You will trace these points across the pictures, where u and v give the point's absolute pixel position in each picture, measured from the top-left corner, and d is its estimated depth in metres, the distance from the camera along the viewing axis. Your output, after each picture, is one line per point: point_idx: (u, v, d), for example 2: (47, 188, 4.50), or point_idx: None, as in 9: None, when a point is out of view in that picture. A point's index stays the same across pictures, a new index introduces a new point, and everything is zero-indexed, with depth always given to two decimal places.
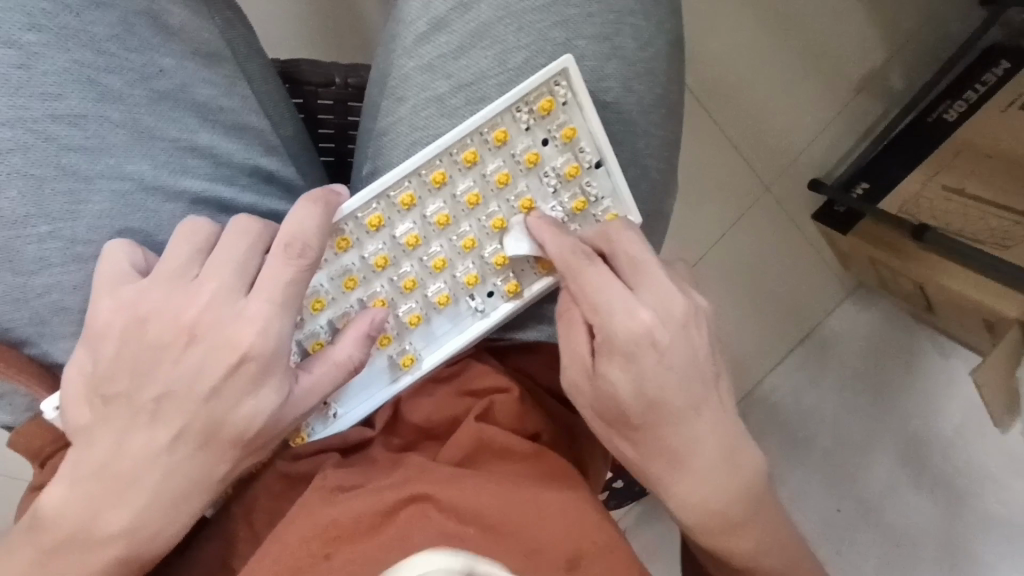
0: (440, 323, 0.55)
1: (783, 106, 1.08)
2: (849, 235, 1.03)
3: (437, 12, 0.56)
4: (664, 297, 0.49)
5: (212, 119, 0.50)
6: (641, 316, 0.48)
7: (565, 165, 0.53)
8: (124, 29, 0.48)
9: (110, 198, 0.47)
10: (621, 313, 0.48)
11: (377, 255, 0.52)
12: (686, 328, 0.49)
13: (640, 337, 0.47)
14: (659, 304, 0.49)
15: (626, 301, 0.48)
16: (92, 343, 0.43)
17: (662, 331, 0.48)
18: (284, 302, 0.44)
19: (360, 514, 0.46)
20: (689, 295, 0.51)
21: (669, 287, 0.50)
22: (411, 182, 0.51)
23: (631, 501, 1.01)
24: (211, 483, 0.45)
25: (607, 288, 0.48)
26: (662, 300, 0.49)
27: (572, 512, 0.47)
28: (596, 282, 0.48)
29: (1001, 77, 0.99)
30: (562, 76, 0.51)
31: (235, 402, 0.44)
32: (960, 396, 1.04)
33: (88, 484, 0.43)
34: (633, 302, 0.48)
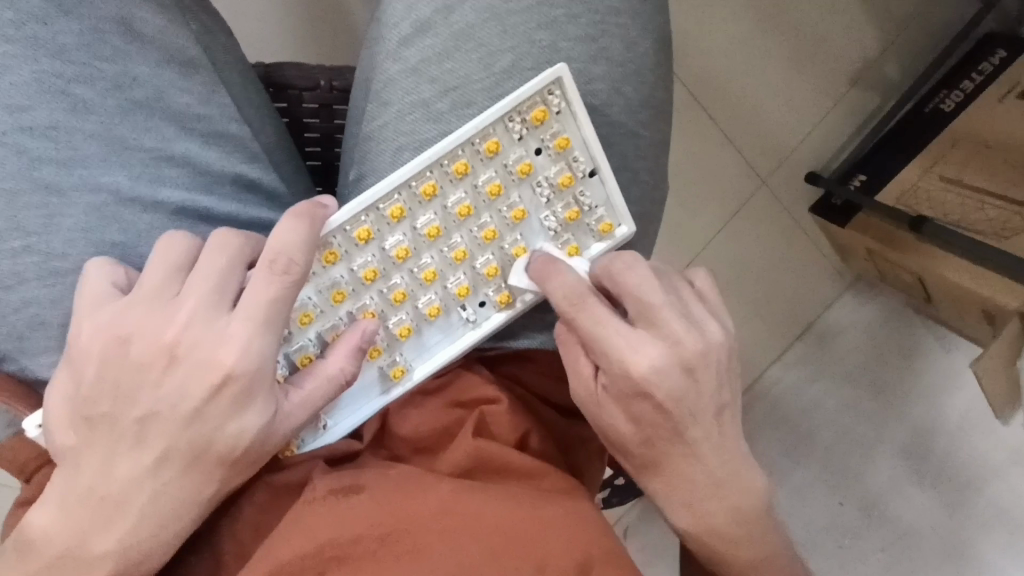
0: (431, 334, 0.54)
1: (777, 101, 1.07)
2: (847, 227, 1.03)
3: (422, 16, 0.55)
4: (680, 337, 0.47)
5: (190, 128, 0.49)
6: (651, 357, 0.46)
7: (558, 174, 0.53)
8: (95, 37, 0.47)
9: (86, 212, 0.46)
10: (631, 354, 0.46)
11: (366, 268, 0.51)
12: (695, 369, 0.47)
13: (646, 375, 0.46)
14: (671, 344, 0.47)
15: (637, 337, 0.47)
16: (73, 364, 0.42)
17: (676, 373, 0.47)
18: (267, 317, 0.43)
19: (359, 536, 0.45)
20: (705, 329, 0.48)
21: (678, 325, 0.47)
22: (401, 194, 0.50)
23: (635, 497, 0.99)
24: (198, 503, 0.43)
25: (614, 325, 0.47)
26: (674, 339, 0.47)
27: (573, 533, 0.46)
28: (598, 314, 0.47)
29: (999, 66, 0.98)
30: (556, 85, 0.50)
31: (221, 421, 0.42)
32: (960, 386, 1.04)
33: (77, 505, 0.42)
34: (642, 341, 0.47)
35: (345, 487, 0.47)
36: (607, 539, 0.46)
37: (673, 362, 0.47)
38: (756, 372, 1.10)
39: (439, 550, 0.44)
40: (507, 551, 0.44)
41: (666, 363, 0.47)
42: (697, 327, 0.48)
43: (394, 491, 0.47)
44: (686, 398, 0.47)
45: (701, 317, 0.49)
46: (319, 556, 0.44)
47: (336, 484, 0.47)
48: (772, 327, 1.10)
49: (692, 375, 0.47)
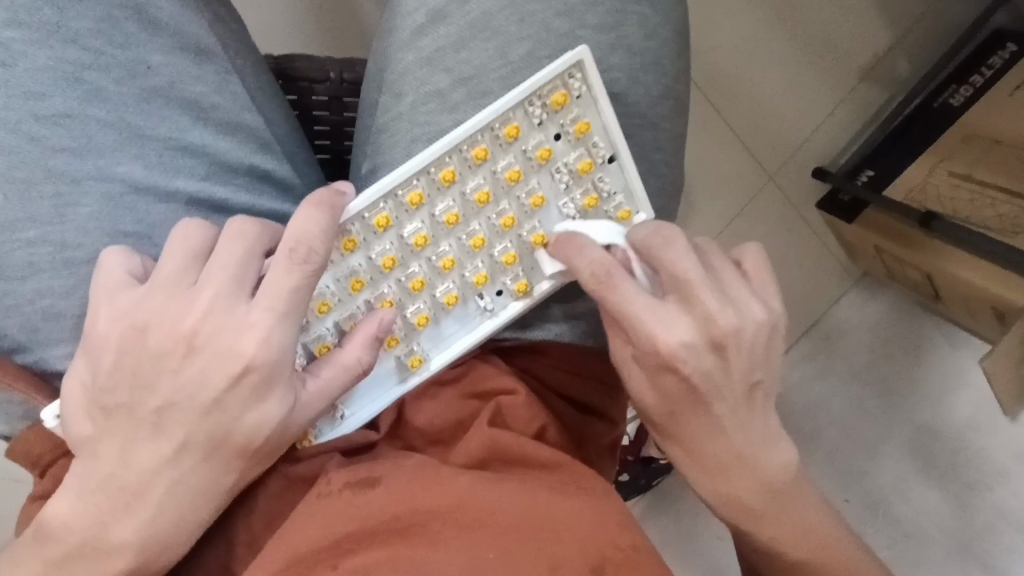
0: (448, 324, 0.54)
1: (789, 95, 1.06)
2: (855, 223, 1.02)
3: (438, 3, 0.55)
4: (716, 314, 0.45)
5: (204, 116, 0.49)
6: (681, 333, 0.45)
7: (577, 160, 0.52)
8: (109, 24, 0.46)
9: (100, 201, 0.46)
10: (661, 327, 0.45)
11: (384, 256, 0.50)
12: (728, 346, 0.45)
13: (675, 351, 0.45)
14: (702, 321, 0.45)
15: (669, 311, 0.45)
16: (90, 354, 0.42)
17: (708, 351, 0.45)
18: (287, 308, 0.42)
19: (374, 528, 0.44)
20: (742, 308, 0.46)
21: (713, 302, 0.45)
22: (420, 180, 0.49)
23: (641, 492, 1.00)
24: (216, 494, 0.43)
25: (644, 299, 0.45)
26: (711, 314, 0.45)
27: (588, 524, 0.45)
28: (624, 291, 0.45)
29: (1008, 60, 0.97)
30: (577, 68, 0.50)
31: (240, 412, 0.42)
32: (968, 382, 1.03)
33: (95, 497, 0.41)
34: (673, 317, 0.45)
35: (362, 478, 0.47)
36: (626, 529, 0.46)
37: (705, 339, 0.45)
38: None
39: (455, 546, 0.43)
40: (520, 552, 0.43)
41: (698, 341, 0.45)
42: (734, 304, 0.46)
43: (410, 481, 0.46)
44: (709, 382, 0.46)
45: (742, 296, 0.46)
46: (332, 550, 0.44)
47: (352, 476, 0.47)
48: None
49: (728, 358, 0.46)
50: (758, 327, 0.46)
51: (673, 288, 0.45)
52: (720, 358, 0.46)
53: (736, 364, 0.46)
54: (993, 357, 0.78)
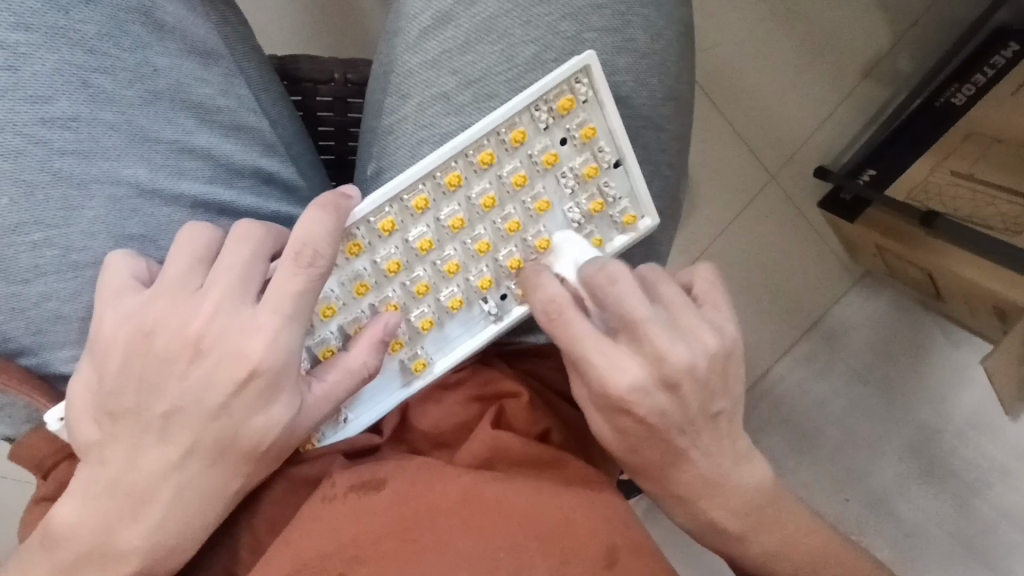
0: (452, 327, 0.54)
1: (791, 95, 1.06)
2: (855, 222, 1.01)
3: (443, 6, 0.55)
4: (668, 353, 0.44)
5: (210, 119, 0.49)
6: (630, 374, 0.44)
7: (582, 165, 0.52)
8: (116, 27, 0.46)
9: (106, 204, 0.46)
10: (609, 370, 0.44)
11: (389, 260, 0.50)
12: (679, 383, 0.44)
13: (627, 393, 0.44)
14: (653, 360, 0.44)
15: (618, 352, 0.44)
16: (95, 358, 0.42)
17: (659, 389, 0.44)
18: (293, 311, 0.42)
19: (379, 531, 0.44)
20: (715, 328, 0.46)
21: (663, 340, 0.43)
22: (425, 184, 0.49)
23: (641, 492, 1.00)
24: (223, 498, 0.43)
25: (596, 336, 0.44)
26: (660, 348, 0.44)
27: (594, 523, 0.45)
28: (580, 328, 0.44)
29: (1011, 60, 0.97)
30: (584, 73, 0.50)
31: (246, 416, 0.42)
32: (969, 382, 1.03)
33: (100, 500, 0.41)
34: (625, 356, 0.44)
35: (364, 483, 0.47)
36: (631, 529, 0.46)
37: (654, 377, 0.44)
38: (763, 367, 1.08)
39: (465, 544, 0.43)
40: (530, 544, 0.43)
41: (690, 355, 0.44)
42: (686, 339, 0.44)
43: (412, 485, 0.46)
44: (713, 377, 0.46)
45: (687, 329, 0.45)
46: (339, 556, 0.43)
47: (355, 480, 0.48)
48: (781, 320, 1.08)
49: (682, 394, 0.45)
50: (711, 358, 0.45)
51: (624, 327, 0.44)
52: (674, 396, 0.45)
53: (692, 399, 0.45)
54: (994, 357, 0.77)
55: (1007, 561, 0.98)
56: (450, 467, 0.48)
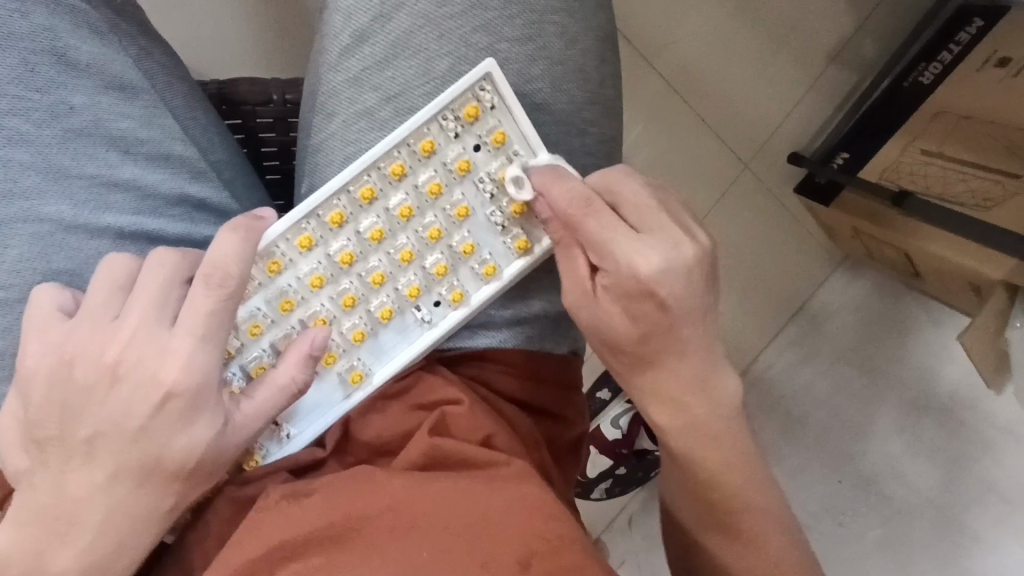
0: (387, 336, 0.55)
1: (746, 85, 1.06)
2: (832, 207, 1.03)
3: (360, 25, 0.56)
4: (646, 258, 0.46)
5: (132, 152, 0.50)
6: (659, 259, 0.46)
7: (499, 169, 0.52)
8: (27, 70, 0.47)
9: (28, 241, 0.47)
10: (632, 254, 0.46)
11: (312, 275, 0.51)
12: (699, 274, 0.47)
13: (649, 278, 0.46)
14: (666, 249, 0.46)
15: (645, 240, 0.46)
16: (21, 390, 0.43)
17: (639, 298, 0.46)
18: (206, 332, 0.44)
19: (314, 538, 0.45)
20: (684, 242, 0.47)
21: (681, 233, 0.47)
22: (341, 199, 0.51)
23: (634, 487, 1.07)
24: (158, 516, 0.44)
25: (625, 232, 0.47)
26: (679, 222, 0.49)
27: (517, 523, 0.45)
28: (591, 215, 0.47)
29: (976, 35, 0.94)
30: (487, 81, 0.51)
31: (168, 437, 0.43)
32: (949, 358, 1.04)
33: (32, 526, 0.43)
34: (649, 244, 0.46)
35: (298, 491, 0.48)
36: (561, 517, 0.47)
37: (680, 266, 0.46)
38: (753, 353, 1.10)
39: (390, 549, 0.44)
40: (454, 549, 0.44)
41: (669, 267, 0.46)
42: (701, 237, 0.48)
43: (345, 490, 0.47)
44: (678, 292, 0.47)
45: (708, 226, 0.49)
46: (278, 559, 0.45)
47: (290, 489, 0.49)
48: (765, 309, 1.11)
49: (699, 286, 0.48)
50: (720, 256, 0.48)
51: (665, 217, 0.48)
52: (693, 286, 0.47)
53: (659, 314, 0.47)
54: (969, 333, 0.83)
55: (1001, 539, 0.96)
56: (382, 474, 0.48)
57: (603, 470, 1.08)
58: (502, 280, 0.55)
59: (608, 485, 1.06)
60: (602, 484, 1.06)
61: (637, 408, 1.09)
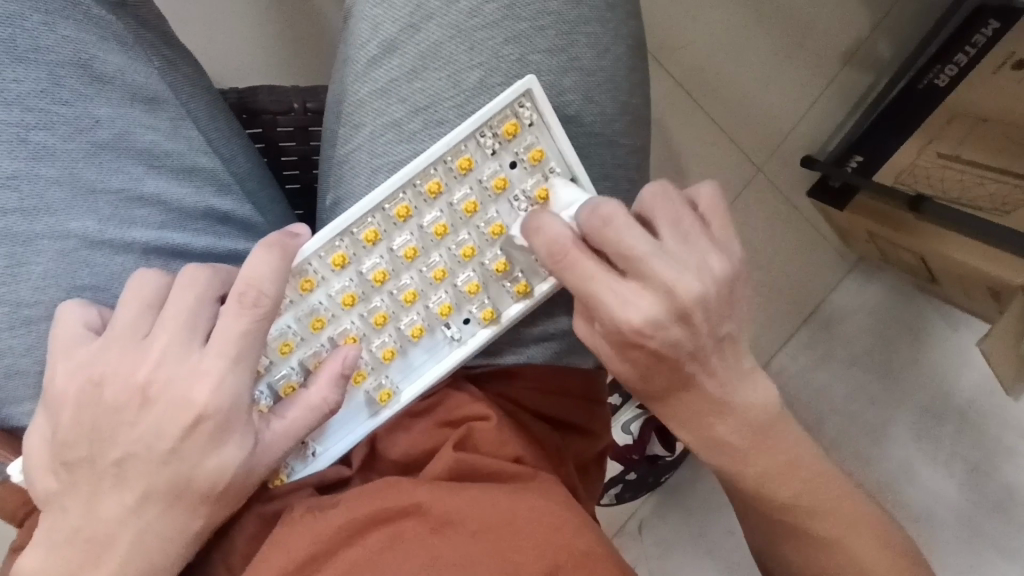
0: (416, 354, 0.54)
1: (766, 89, 1.04)
2: (846, 210, 1.01)
3: (388, 36, 0.54)
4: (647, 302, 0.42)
5: (158, 165, 0.49)
6: (644, 309, 0.42)
7: (535, 187, 0.51)
8: (52, 83, 0.46)
9: (55, 258, 0.46)
10: (616, 305, 0.42)
11: (344, 292, 0.50)
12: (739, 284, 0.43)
13: (638, 328, 0.42)
14: (664, 294, 0.42)
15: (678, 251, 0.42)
16: (50, 409, 0.42)
17: (674, 322, 0.42)
18: (238, 353, 0.42)
19: (337, 548, 0.44)
20: (703, 265, 0.43)
21: (670, 270, 0.42)
22: (375, 217, 0.50)
23: (644, 492, 1.05)
24: (187, 540, 0.43)
25: (602, 276, 0.42)
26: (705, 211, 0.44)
27: (548, 523, 0.44)
28: (627, 233, 0.42)
29: (992, 37, 0.96)
30: (526, 96, 0.50)
31: (198, 460, 0.42)
32: (967, 364, 1.02)
33: (61, 547, 0.41)
34: (633, 292, 0.42)
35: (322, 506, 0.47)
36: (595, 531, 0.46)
37: (668, 312, 0.42)
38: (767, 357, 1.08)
39: (412, 544, 0.43)
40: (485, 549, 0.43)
41: (661, 315, 0.42)
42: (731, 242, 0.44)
43: (369, 499, 0.46)
44: (683, 344, 0.43)
45: (702, 251, 0.43)
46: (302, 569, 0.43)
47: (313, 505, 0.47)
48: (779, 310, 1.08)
49: (695, 325, 0.43)
50: (720, 285, 0.43)
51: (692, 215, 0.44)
52: (687, 328, 0.43)
53: (704, 328, 0.43)
54: (989, 338, 0.77)
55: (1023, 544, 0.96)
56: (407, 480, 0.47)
57: (611, 476, 1.04)
58: (535, 298, 0.54)
59: (617, 491, 1.03)
60: (613, 489, 1.04)
61: (648, 414, 1.03)
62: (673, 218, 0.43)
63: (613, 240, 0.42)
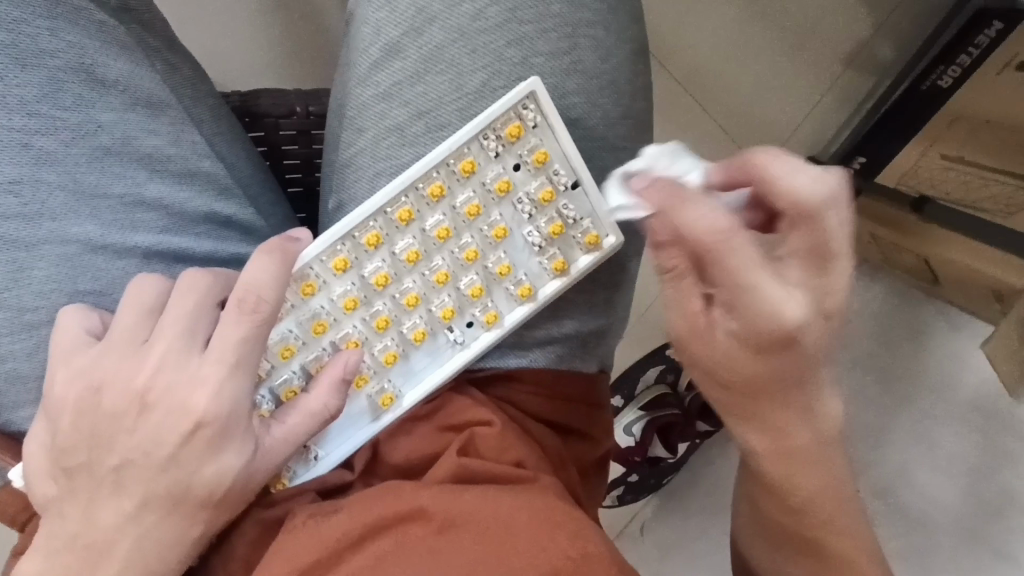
0: (418, 358, 0.53)
1: (768, 91, 1.04)
2: (853, 214, 1.03)
3: (390, 39, 0.54)
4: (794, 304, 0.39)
5: (160, 170, 0.49)
6: (799, 310, 0.38)
7: (538, 190, 0.51)
8: (55, 87, 0.46)
9: (57, 263, 0.46)
10: (777, 304, 0.38)
11: (346, 296, 0.50)
12: (831, 319, 0.40)
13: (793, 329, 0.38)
14: (815, 294, 0.39)
15: (784, 284, 0.38)
16: (49, 415, 0.42)
17: (818, 324, 0.40)
18: (237, 359, 0.42)
19: (345, 558, 0.44)
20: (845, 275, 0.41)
21: (823, 274, 0.40)
22: (377, 220, 0.50)
23: (646, 493, 1.05)
24: (185, 546, 0.43)
25: (759, 270, 0.38)
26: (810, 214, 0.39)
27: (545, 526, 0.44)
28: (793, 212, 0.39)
29: (995, 38, 0.94)
30: (530, 99, 0.50)
31: (196, 467, 0.42)
32: (971, 368, 1.01)
33: (60, 554, 0.41)
34: (790, 290, 0.39)
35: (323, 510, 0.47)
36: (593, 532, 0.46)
37: (816, 313, 0.39)
38: None
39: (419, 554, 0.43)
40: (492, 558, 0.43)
41: (811, 317, 0.39)
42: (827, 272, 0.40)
43: (369, 505, 0.46)
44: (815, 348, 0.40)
45: (837, 258, 0.41)
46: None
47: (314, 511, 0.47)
48: None
49: (830, 329, 0.41)
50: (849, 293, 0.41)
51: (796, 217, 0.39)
52: (825, 331, 0.40)
53: (830, 334, 0.41)
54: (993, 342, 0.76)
55: None
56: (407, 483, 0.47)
57: (614, 477, 1.05)
58: (538, 302, 0.54)
59: (619, 492, 1.05)
60: (615, 491, 1.05)
61: (650, 415, 1.04)
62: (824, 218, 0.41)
63: (778, 235, 0.38)
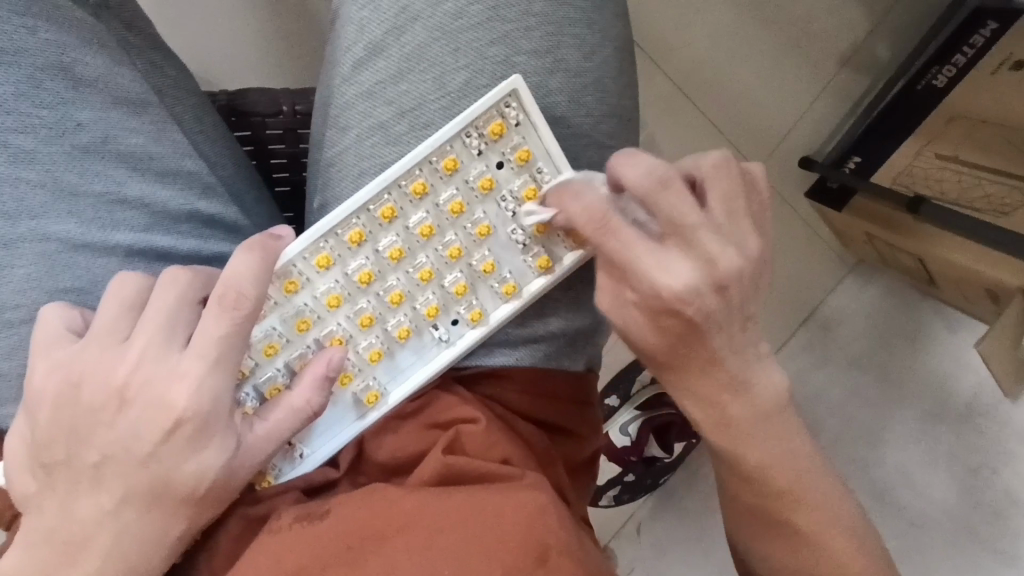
0: (403, 356, 0.53)
1: (759, 90, 1.04)
2: (843, 212, 1.01)
3: (374, 37, 0.54)
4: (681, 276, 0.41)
5: (142, 168, 0.49)
6: (685, 278, 0.41)
7: (521, 188, 0.51)
8: (35, 86, 0.46)
9: (38, 261, 0.47)
10: (659, 271, 0.41)
11: (329, 294, 0.50)
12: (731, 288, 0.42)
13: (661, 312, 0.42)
14: (704, 263, 0.41)
15: (669, 255, 0.41)
16: (28, 411, 0.42)
17: (712, 292, 0.41)
18: (218, 355, 0.42)
19: (326, 556, 0.43)
20: (742, 244, 0.43)
21: (715, 245, 0.41)
22: (360, 218, 0.50)
23: (642, 492, 1.05)
24: (166, 543, 0.43)
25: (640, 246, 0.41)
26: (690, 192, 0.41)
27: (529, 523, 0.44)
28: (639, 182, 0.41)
29: (990, 38, 0.95)
30: (512, 97, 0.50)
31: (176, 463, 0.42)
32: (964, 366, 1.01)
33: (41, 550, 0.41)
34: (673, 259, 0.41)
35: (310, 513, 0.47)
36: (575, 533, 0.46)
37: (708, 281, 0.41)
38: None
39: (402, 549, 0.43)
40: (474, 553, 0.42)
41: (702, 285, 0.41)
42: (734, 243, 0.42)
43: (356, 507, 0.46)
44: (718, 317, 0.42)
45: (740, 230, 0.43)
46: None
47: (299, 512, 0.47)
48: (774, 311, 1.08)
49: (731, 298, 0.42)
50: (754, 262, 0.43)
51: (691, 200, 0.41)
52: (723, 300, 0.42)
53: (738, 302, 0.43)
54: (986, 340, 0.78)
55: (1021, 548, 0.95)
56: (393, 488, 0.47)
57: (610, 478, 1.05)
58: (523, 300, 0.54)
59: (615, 492, 1.05)
60: (610, 490, 1.05)
61: (645, 415, 1.05)
62: (726, 195, 0.43)
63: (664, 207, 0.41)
